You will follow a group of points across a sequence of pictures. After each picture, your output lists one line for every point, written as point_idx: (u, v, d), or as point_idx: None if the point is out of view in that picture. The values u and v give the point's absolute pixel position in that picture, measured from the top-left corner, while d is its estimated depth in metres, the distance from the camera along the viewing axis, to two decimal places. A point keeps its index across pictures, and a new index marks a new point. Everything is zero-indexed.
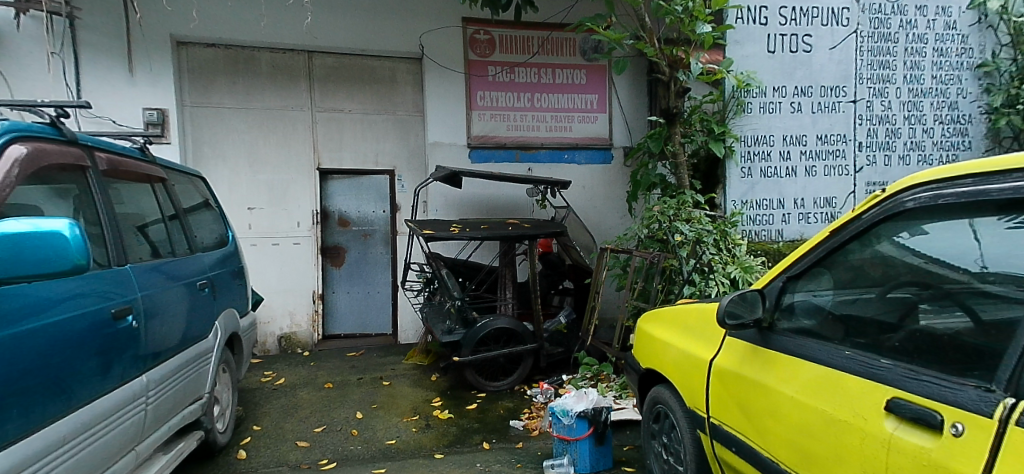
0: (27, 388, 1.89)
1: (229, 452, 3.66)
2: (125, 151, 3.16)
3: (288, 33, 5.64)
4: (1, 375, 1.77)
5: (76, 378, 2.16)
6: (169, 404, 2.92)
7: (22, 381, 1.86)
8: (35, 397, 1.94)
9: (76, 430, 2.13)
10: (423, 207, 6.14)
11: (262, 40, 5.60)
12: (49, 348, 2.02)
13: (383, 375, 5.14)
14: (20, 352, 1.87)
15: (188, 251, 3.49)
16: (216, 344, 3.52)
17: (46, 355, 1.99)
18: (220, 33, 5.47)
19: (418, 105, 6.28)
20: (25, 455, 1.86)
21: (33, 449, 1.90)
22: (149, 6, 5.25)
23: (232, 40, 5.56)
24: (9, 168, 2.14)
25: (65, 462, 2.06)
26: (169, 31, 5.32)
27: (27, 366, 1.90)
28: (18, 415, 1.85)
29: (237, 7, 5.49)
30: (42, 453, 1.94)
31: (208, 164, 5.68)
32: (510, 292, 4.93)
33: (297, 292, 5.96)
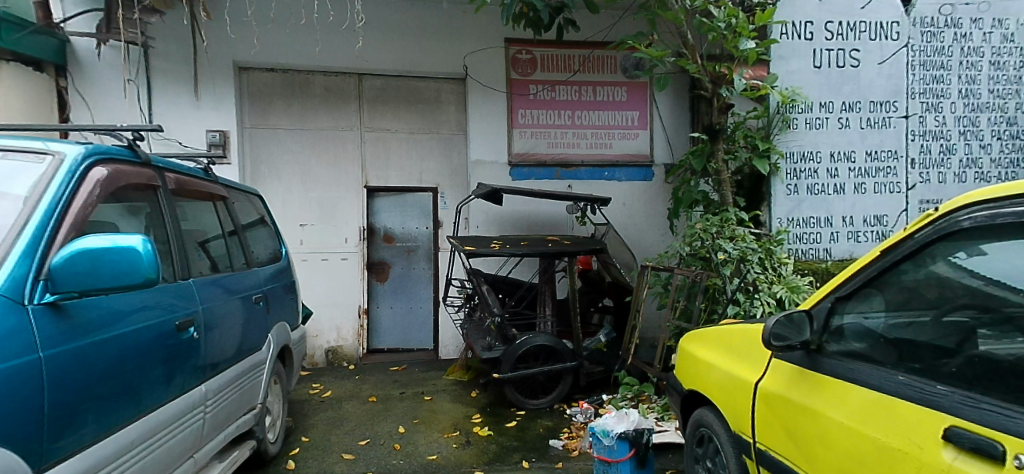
0: (101, 394, 2.05)
1: (279, 462, 3.78)
2: (190, 171, 3.39)
3: (339, 57, 5.92)
4: (79, 381, 1.93)
5: (144, 386, 2.32)
6: (225, 413, 3.07)
7: (97, 389, 2.02)
8: (108, 403, 2.09)
9: (144, 436, 2.28)
10: (464, 223, 6.24)
11: (316, 64, 5.90)
12: (121, 357, 2.18)
13: (424, 390, 5.21)
14: (95, 360, 2.03)
15: (244, 265, 3.69)
16: (269, 356, 3.69)
17: (118, 363, 2.16)
18: (277, 59, 5.79)
19: (461, 124, 6.44)
20: (100, 458, 2.01)
21: (108, 452, 2.05)
22: (213, 35, 5.62)
23: (289, 65, 5.87)
24: (92, 188, 2.35)
25: (132, 466, 2.21)
26: (232, 57, 5.69)
27: (103, 374, 2.06)
28: (93, 421, 2.01)
29: (293, 34, 5.80)
30: (115, 457, 2.10)
31: (265, 183, 5.99)
32: (549, 309, 4.91)
33: (344, 307, 6.13)
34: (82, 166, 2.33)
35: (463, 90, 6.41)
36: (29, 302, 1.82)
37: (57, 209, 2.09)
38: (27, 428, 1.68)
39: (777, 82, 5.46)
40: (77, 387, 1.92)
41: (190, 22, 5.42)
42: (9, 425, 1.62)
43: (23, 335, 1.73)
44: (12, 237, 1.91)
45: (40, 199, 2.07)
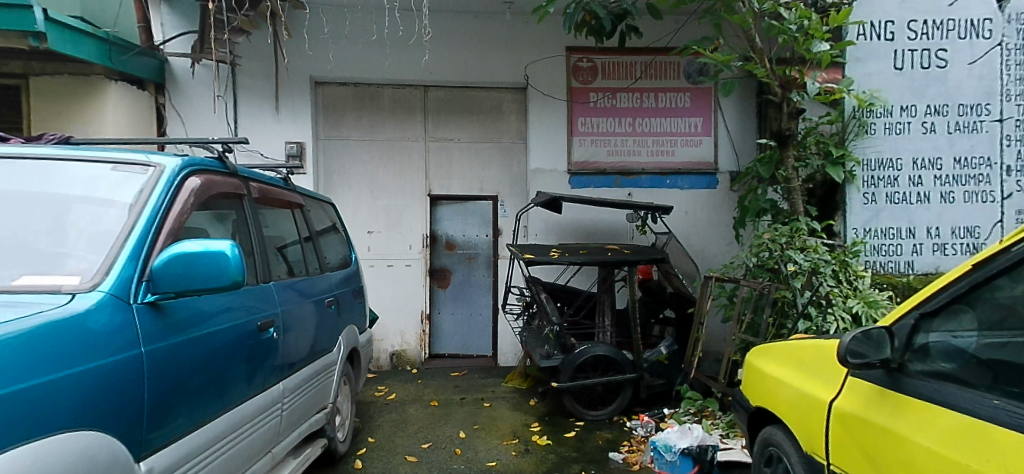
0: (192, 388, 2.26)
1: (348, 461, 3.96)
2: (271, 180, 3.65)
3: (406, 70, 6.16)
4: (175, 376, 2.15)
5: (228, 383, 2.53)
6: (299, 411, 3.28)
7: (189, 383, 2.24)
8: (198, 397, 2.31)
9: (229, 429, 2.50)
10: (523, 231, 6.28)
11: (385, 78, 6.18)
12: (210, 354, 2.39)
13: (484, 396, 5.28)
14: (188, 357, 2.24)
15: (318, 269, 3.93)
16: (339, 357, 3.90)
17: (207, 360, 2.37)
18: (350, 73, 6.12)
19: (521, 133, 6.52)
20: (193, 448, 2.23)
21: (196, 443, 2.25)
22: (294, 53, 6.02)
23: (360, 79, 6.19)
24: (188, 197, 2.61)
25: (219, 457, 2.42)
26: (310, 73, 6.07)
27: (195, 370, 2.28)
28: (185, 414, 2.22)
29: (364, 50, 6.10)
30: (203, 448, 2.29)
31: (337, 191, 6.33)
32: (609, 319, 4.85)
33: (407, 312, 6.34)
34: (178, 177, 2.59)
35: (524, 99, 6.50)
36: (134, 301, 2.04)
37: (158, 216, 2.33)
38: (132, 418, 1.89)
39: (852, 85, 5.13)
40: (171, 381, 2.12)
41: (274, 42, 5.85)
42: (116, 414, 1.81)
43: (129, 332, 1.94)
44: (121, 242, 2.15)
45: (143, 207, 2.31)
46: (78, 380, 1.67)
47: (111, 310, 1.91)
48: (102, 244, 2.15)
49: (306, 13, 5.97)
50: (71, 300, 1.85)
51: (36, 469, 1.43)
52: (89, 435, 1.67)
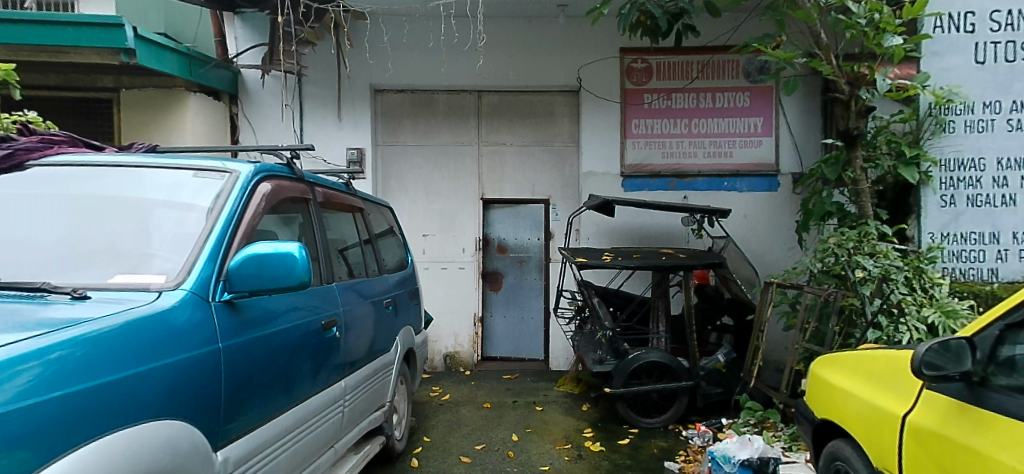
0: (263, 383, 2.43)
1: (405, 459, 4.07)
2: (334, 185, 3.86)
3: (461, 76, 6.31)
4: (248, 371, 2.32)
5: (295, 379, 2.70)
6: (360, 409, 3.46)
7: (260, 378, 2.41)
8: (269, 392, 2.48)
9: (296, 424, 2.67)
10: (575, 235, 6.26)
11: (440, 84, 6.35)
12: (278, 351, 2.56)
13: (536, 400, 5.29)
14: (259, 353, 2.41)
15: (377, 271, 4.11)
16: (396, 357, 4.05)
17: (276, 357, 2.53)
18: (407, 81, 6.33)
19: (573, 135, 6.51)
20: (264, 439, 2.40)
21: (266, 436, 2.42)
22: (355, 62, 6.28)
23: (417, 85, 6.38)
24: (259, 202, 2.82)
25: (288, 449, 2.61)
26: (370, 83, 6.33)
27: (265, 366, 2.44)
28: (257, 406, 2.39)
29: (421, 58, 6.30)
30: (271, 440, 2.46)
31: (394, 196, 6.56)
32: (663, 325, 4.74)
33: (461, 314, 6.46)
34: (250, 184, 2.80)
35: (576, 102, 6.48)
36: (213, 299, 2.22)
37: (233, 220, 2.53)
38: (210, 409, 2.05)
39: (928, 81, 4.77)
40: (245, 376, 2.29)
41: (337, 52, 6.14)
42: (197, 405, 1.98)
43: (208, 328, 2.11)
44: (201, 244, 2.34)
45: (220, 212, 2.52)
46: (165, 372, 1.84)
47: (192, 307, 2.08)
48: (184, 245, 2.35)
49: (367, 24, 6.23)
50: (159, 297, 2.04)
51: (131, 451, 1.59)
52: (174, 423, 1.84)
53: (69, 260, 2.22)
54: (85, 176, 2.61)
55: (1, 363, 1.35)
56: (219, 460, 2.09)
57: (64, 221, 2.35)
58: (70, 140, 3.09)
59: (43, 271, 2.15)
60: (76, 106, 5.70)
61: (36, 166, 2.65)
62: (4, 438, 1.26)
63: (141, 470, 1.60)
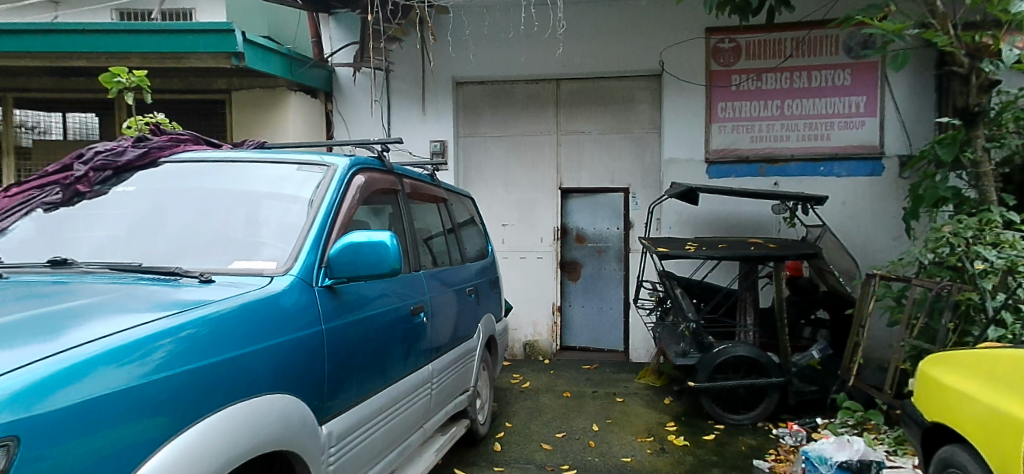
0: (360, 363, 2.61)
1: (488, 443, 4.20)
2: (420, 177, 4.03)
3: (540, 65, 6.31)
4: (347, 351, 2.50)
5: (388, 361, 2.87)
6: (445, 392, 3.63)
7: (358, 358, 2.58)
8: (366, 373, 2.66)
9: (389, 403, 2.85)
10: (655, 224, 6.10)
11: (518, 74, 6.39)
12: (372, 334, 2.73)
13: (616, 391, 5.25)
14: (357, 335, 2.59)
15: (460, 260, 4.25)
16: (478, 344, 4.18)
17: (371, 340, 2.71)
18: (488, 72, 6.43)
19: (654, 121, 6.31)
20: (362, 416, 2.59)
21: (363, 413, 2.60)
22: (438, 55, 6.45)
23: (497, 76, 6.46)
24: (354, 194, 3.02)
25: (382, 425, 2.81)
26: (452, 76, 6.49)
27: (361, 347, 2.61)
28: (356, 385, 2.57)
29: (502, 48, 6.37)
30: (368, 417, 2.65)
31: (474, 186, 6.72)
32: (751, 318, 4.53)
33: (539, 303, 6.52)
34: (344, 177, 3.00)
35: (658, 87, 6.27)
36: (317, 284, 2.40)
37: (331, 212, 2.74)
38: (315, 386, 2.23)
39: None
40: (345, 357, 2.47)
41: (421, 47, 6.34)
42: (304, 382, 2.16)
43: (313, 311, 2.29)
44: (305, 233, 2.55)
45: (321, 204, 2.73)
46: (278, 350, 2.02)
47: (299, 291, 2.27)
48: (291, 234, 2.56)
49: (450, 17, 6.38)
50: (272, 281, 2.23)
51: (250, 420, 1.76)
52: (286, 397, 2.02)
53: (195, 247, 2.48)
54: (205, 172, 2.91)
55: (145, 337, 1.50)
56: (325, 433, 2.28)
57: (190, 212, 2.63)
58: (193, 138, 3.38)
59: (176, 257, 2.43)
60: (197, 107, 6.24)
61: (168, 162, 2.95)
62: (151, 401, 1.43)
63: (259, 437, 1.78)
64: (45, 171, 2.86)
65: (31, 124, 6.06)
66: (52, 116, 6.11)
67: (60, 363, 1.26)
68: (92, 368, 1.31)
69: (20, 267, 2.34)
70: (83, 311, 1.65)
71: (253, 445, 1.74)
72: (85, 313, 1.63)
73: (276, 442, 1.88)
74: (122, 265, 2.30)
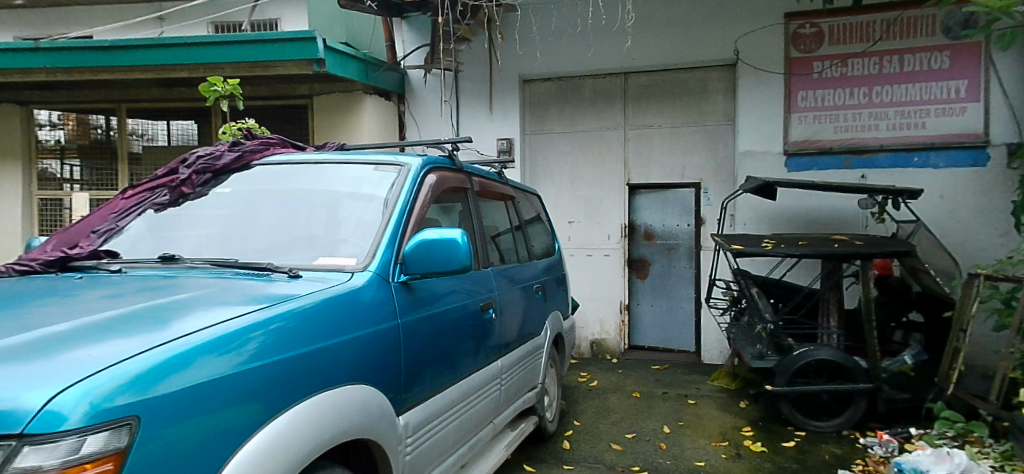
0: (432, 358, 2.66)
1: (557, 440, 4.19)
2: (488, 175, 4.07)
3: (609, 59, 6.22)
4: (422, 345, 2.56)
5: (459, 356, 2.91)
6: (515, 388, 3.65)
7: (431, 353, 2.64)
8: (437, 367, 2.71)
9: (461, 397, 2.91)
10: (729, 221, 5.88)
11: (586, 69, 6.33)
12: (444, 329, 2.78)
13: (688, 393, 5.10)
14: (429, 330, 2.64)
15: (528, 257, 4.27)
16: (546, 341, 4.18)
17: (443, 335, 2.76)
18: (556, 68, 6.40)
19: (729, 112, 6.07)
20: (436, 408, 2.66)
21: (436, 406, 2.66)
22: (506, 53, 6.51)
23: (565, 72, 6.42)
24: (426, 193, 3.10)
25: (456, 418, 2.87)
26: (519, 73, 6.51)
27: (433, 342, 2.67)
28: (429, 379, 2.63)
29: (570, 44, 6.33)
30: (441, 410, 2.71)
31: (541, 183, 6.71)
32: (835, 321, 4.28)
33: (606, 301, 6.45)
34: (417, 177, 3.07)
35: (732, 77, 6.03)
36: (392, 279, 2.48)
37: (406, 210, 2.81)
38: (392, 378, 2.29)
39: None
40: (418, 351, 2.53)
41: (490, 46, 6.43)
42: (382, 374, 2.22)
43: (390, 306, 2.36)
44: (381, 231, 2.63)
45: (396, 203, 2.81)
46: (358, 342, 2.08)
47: (377, 286, 2.34)
48: (368, 232, 2.65)
49: (518, 15, 6.42)
50: (352, 277, 2.31)
51: (333, 410, 1.82)
52: (366, 388, 2.08)
53: (284, 245, 2.61)
54: (289, 173, 3.06)
55: (241, 329, 1.55)
56: (401, 424, 2.34)
57: (277, 212, 2.79)
58: (282, 142, 3.59)
59: (267, 254, 2.57)
60: (280, 113, 6.54)
61: (258, 166, 3.14)
62: (245, 389, 1.48)
63: (342, 426, 1.84)
64: (154, 174, 3.11)
65: (141, 132, 6.66)
66: (158, 124, 6.66)
67: (168, 350, 1.31)
68: (197, 356, 1.36)
69: (135, 262, 2.57)
70: (184, 305, 1.74)
71: (336, 434, 1.80)
72: (185, 306, 1.71)
73: (357, 431, 1.93)
74: (221, 261, 2.47)
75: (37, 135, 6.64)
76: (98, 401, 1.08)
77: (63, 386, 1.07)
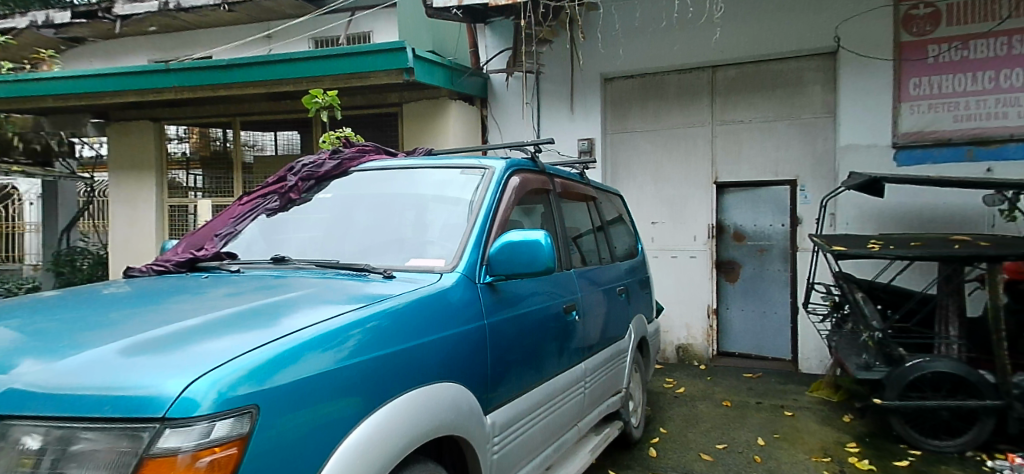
0: (518, 359, 2.68)
1: (643, 447, 4.09)
2: (570, 176, 4.05)
3: (696, 53, 6.01)
4: (508, 346, 2.58)
5: (543, 358, 2.91)
6: (599, 392, 3.61)
7: (516, 353, 2.65)
8: (522, 368, 2.72)
9: (546, 399, 2.90)
10: (828, 220, 5.47)
11: (671, 64, 6.16)
12: (529, 330, 2.79)
13: (785, 404, 4.81)
14: (514, 331, 2.66)
15: (610, 258, 4.21)
16: (630, 345, 4.10)
17: (528, 335, 2.77)
18: (639, 65, 6.26)
19: (828, 104, 5.71)
20: (523, 408, 2.68)
21: (522, 406, 2.67)
22: (587, 53, 6.46)
23: (648, 68, 6.27)
24: (510, 196, 3.13)
25: (542, 419, 2.88)
26: (600, 71, 6.42)
27: (518, 342, 2.68)
28: (515, 379, 2.64)
29: (654, 39, 6.17)
30: (527, 411, 2.72)
31: (623, 183, 6.59)
32: (954, 330, 3.89)
33: (693, 305, 6.23)
34: (501, 179, 3.11)
35: (832, 66, 5.67)
36: (479, 280, 2.51)
37: (490, 213, 2.85)
38: (479, 377, 2.32)
39: None
40: (504, 351, 2.55)
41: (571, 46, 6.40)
42: (470, 373, 2.26)
43: (477, 306, 2.39)
44: (467, 233, 2.68)
45: (481, 206, 2.86)
46: (449, 340, 2.12)
47: (464, 287, 2.39)
48: (455, 234, 2.71)
49: (600, 13, 6.36)
50: (442, 277, 2.37)
51: (427, 405, 1.87)
52: (457, 386, 2.13)
53: (379, 247, 2.73)
54: (381, 178, 3.20)
55: (343, 326, 1.62)
56: (489, 423, 2.37)
57: (371, 215, 2.92)
58: (376, 149, 3.77)
59: (363, 256, 2.70)
60: (373, 121, 6.87)
61: (356, 172, 3.31)
62: (348, 383, 1.54)
63: (436, 421, 1.89)
64: (266, 181, 3.36)
65: (253, 143, 7.24)
66: (267, 135, 7.21)
67: (282, 345, 1.39)
68: (306, 351, 1.44)
69: (250, 263, 2.78)
70: (293, 303, 1.85)
71: (430, 429, 1.84)
72: (293, 305, 1.82)
73: (449, 427, 1.98)
74: (325, 262, 2.61)
75: (167, 148, 7.42)
76: (224, 389, 1.17)
77: (195, 376, 1.16)
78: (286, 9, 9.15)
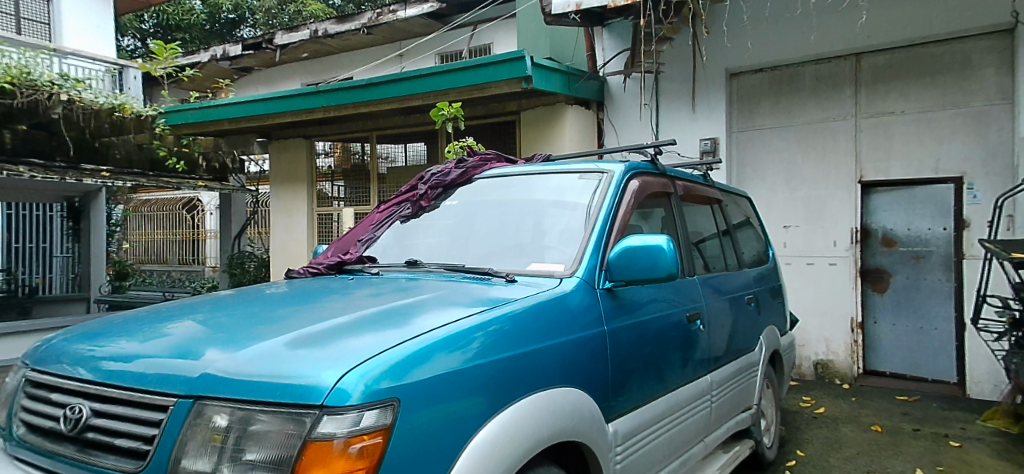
0: (638, 367, 2.60)
1: (778, 470, 3.81)
2: (693, 178, 3.88)
3: (837, 40, 5.53)
4: (629, 354, 2.52)
5: (665, 368, 2.80)
6: (727, 407, 3.41)
7: (636, 361, 2.57)
8: (643, 377, 2.63)
9: (669, 411, 2.79)
10: (1004, 224, 4.77)
11: (807, 54, 5.70)
12: (650, 338, 2.70)
13: (949, 433, 4.22)
14: (635, 339, 2.58)
15: (737, 265, 3.97)
16: (760, 359, 3.83)
17: (648, 344, 2.68)
18: (770, 57, 5.86)
19: (1005, 89, 4.98)
20: (646, 418, 2.59)
21: (645, 417, 2.59)
22: (712, 48, 6.17)
23: (779, 60, 5.86)
24: (629, 199, 3.06)
25: (667, 431, 2.78)
26: (724, 66, 6.10)
27: (638, 350, 2.60)
28: (636, 389, 2.57)
29: (787, 29, 5.78)
30: (650, 422, 2.63)
31: (751, 184, 6.19)
32: None
33: (834, 317, 5.70)
34: (619, 183, 3.05)
35: (1010, 44, 4.93)
36: (598, 285, 2.48)
37: (609, 218, 2.81)
38: (600, 385, 2.29)
39: None
40: (624, 359, 2.48)
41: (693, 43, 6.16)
42: (590, 380, 2.23)
43: (596, 312, 2.36)
44: (587, 238, 2.66)
45: (599, 210, 2.82)
46: (569, 345, 2.12)
47: (584, 292, 2.37)
48: (574, 239, 2.69)
49: (726, 5, 6.04)
50: (562, 282, 2.37)
51: (550, 409, 1.87)
52: (578, 391, 2.11)
53: (502, 253, 2.79)
54: (502, 185, 3.29)
55: (469, 328, 1.67)
56: (611, 432, 2.32)
57: (492, 221, 3.01)
58: (497, 156, 3.87)
59: (487, 260, 2.78)
60: (493, 130, 7.13)
61: (480, 179, 3.44)
62: (477, 383, 1.58)
63: (559, 425, 1.88)
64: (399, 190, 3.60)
65: (386, 155, 7.79)
66: (397, 147, 7.74)
67: (416, 344, 1.46)
68: (438, 351, 1.50)
69: (388, 266, 2.99)
70: (424, 305, 1.94)
71: (554, 433, 1.84)
72: (423, 307, 1.91)
73: (573, 432, 1.96)
74: (452, 266, 2.73)
75: (316, 162, 8.28)
76: (370, 382, 1.25)
77: (347, 369, 1.25)
78: (414, 28, 9.81)
